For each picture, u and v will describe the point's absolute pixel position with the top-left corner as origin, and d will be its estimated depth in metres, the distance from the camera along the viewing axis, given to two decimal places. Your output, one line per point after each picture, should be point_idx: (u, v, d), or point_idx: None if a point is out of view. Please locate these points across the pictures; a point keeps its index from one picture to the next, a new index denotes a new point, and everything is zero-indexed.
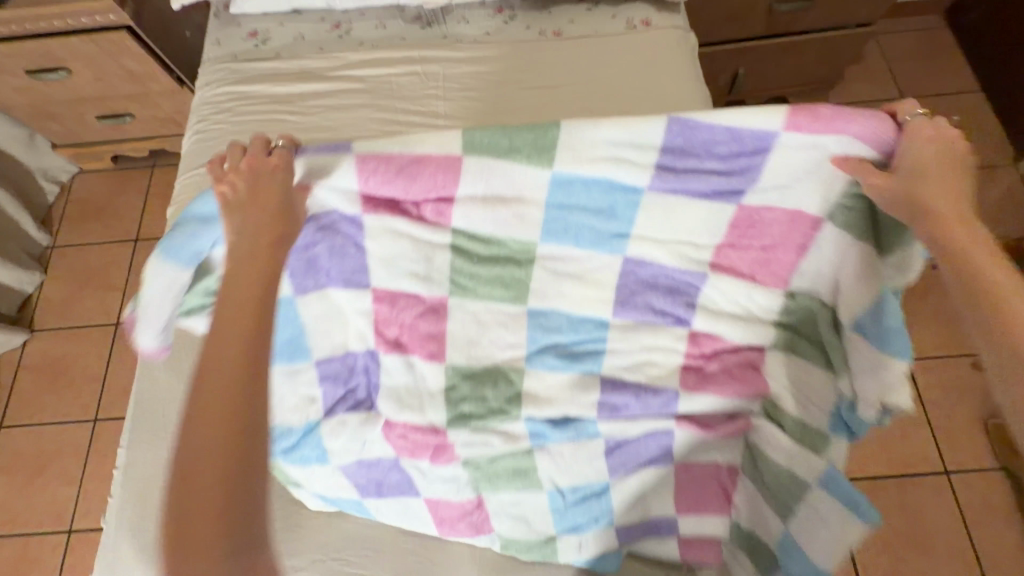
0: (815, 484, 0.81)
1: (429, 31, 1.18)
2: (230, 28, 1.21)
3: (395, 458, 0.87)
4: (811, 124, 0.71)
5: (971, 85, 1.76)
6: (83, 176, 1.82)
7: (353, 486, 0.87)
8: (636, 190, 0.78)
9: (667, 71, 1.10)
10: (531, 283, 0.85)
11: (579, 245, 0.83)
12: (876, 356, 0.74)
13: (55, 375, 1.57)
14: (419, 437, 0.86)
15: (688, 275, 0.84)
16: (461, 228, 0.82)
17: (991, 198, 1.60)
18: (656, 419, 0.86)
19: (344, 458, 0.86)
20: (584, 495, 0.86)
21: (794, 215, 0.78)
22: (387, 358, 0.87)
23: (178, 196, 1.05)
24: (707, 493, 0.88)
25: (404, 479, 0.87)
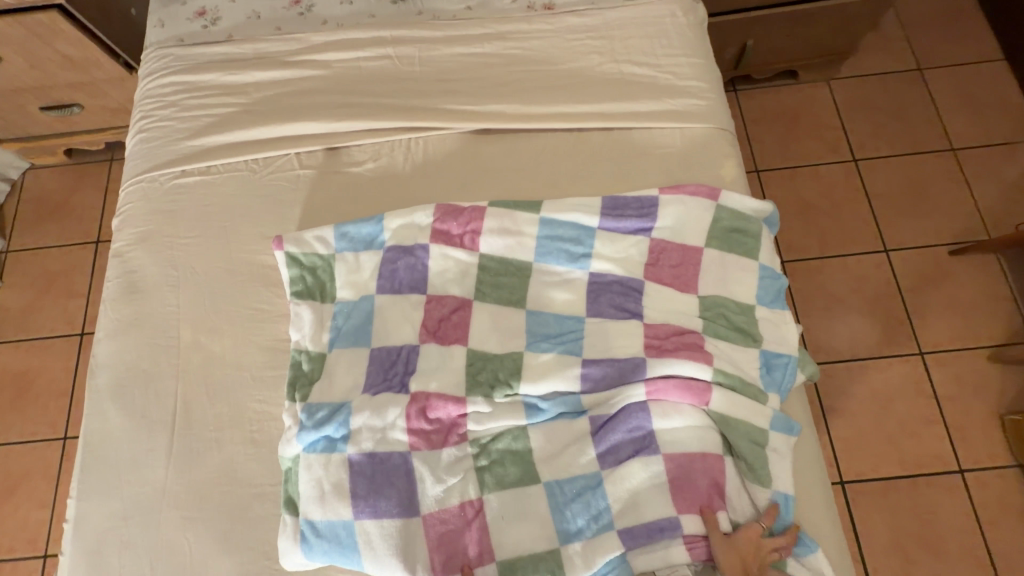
0: (771, 429, 0.71)
1: (401, 8, 1.04)
2: (173, 6, 1.06)
3: (407, 452, 0.71)
4: (697, 188, 0.83)
5: (992, 53, 1.63)
6: (35, 172, 1.66)
7: (349, 494, 0.70)
8: (588, 232, 0.82)
9: (672, 48, 0.97)
10: (528, 291, 0.80)
11: (560, 261, 0.81)
12: (775, 316, 0.79)
13: (18, 390, 1.47)
14: (442, 419, 0.72)
15: (631, 281, 0.80)
16: (487, 253, 0.82)
17: (1011, 177, 1.50)
18: (630, 396, 0.72)
19: (360, 445, 0.71)
20: (578, 489, 0.69)
21: (687, 247, 0.81)
22: (428, 347, 0.76)
23: (123, 206, 0.93)
24: (702, 488, 0.68)
25: (410, 488, 0.70)
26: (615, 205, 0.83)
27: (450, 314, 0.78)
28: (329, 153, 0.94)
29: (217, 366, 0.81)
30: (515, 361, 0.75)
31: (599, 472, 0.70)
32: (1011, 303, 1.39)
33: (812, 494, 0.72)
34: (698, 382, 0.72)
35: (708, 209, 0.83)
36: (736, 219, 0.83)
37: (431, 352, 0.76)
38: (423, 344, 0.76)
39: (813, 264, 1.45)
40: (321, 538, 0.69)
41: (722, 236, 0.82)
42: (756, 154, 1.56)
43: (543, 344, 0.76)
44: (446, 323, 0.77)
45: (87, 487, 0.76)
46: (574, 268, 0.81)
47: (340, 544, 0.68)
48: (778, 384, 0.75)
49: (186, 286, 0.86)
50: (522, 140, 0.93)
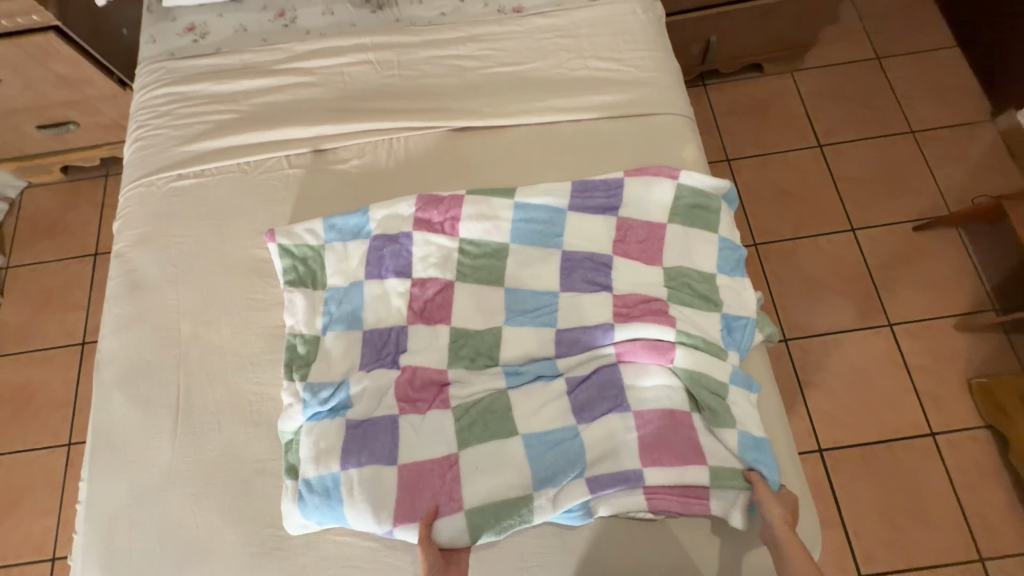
0: (731, 383, 0.77)
1: (381, 16, 1.10)
2: (164, 22, 1.12)
3: (395, 415, 0.76)
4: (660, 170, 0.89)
5: (946, 41, 1.72)
6: (31, 190, 1.71)
7: (341, 451, 0.75)
8: (560, 213, 0.88)
9: (636, 44, 1.04)
10: (506, 270, 0.86)
11: (534, 242, 0.87)
12: (734, 284, 0.85)
13: (20, 401, 1.50)
14: (429, 386, 0.78)
15: (602, 257, 0.86)
16: (467, 237, 0.87)
17: (970, 156, 1.57)
18: (603, 358, 0.79)
19: (357, 411, 0.77)
20: (554, 441, 0.75)
21: (652, 224, 0.87)
22: (417, 327, 0.82)
23: (123, 209, 0.98)
24: (670, 440, 0.73)
25: (394, 446, 0.75)
26: (584, 189, 0.89)
27: (435, 295, 0.84)
28: (316, 153, 1.00)
29: (216, 354, 0.86)
30: (495, 336, 0.81)
31: (575, 428, 0.75)
32: (975, 274, 1.45)
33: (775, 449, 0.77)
34: (664, 343, 0.78)
35: (670, 188, 0.89)
36: (696, 195, 0.89)
37: (420, 331, 0.82)
38: (411, 324, 0.82)
39: (786, 246, 1.52)
40: (314, 494, 0.73)
41: (683, 212, 0.88)
42: (727, 144, 1.64)
43: (521, 319, 0.82)
44: (431, 304, 0.84)
45: (97, 471, 0.81)
46: (548, 247, 0.87)
47: (330, 500, 0.73)
48: (738, 343, 0.81)
49: (184, 282, 0.91)
50: (497, 133, 0.99)
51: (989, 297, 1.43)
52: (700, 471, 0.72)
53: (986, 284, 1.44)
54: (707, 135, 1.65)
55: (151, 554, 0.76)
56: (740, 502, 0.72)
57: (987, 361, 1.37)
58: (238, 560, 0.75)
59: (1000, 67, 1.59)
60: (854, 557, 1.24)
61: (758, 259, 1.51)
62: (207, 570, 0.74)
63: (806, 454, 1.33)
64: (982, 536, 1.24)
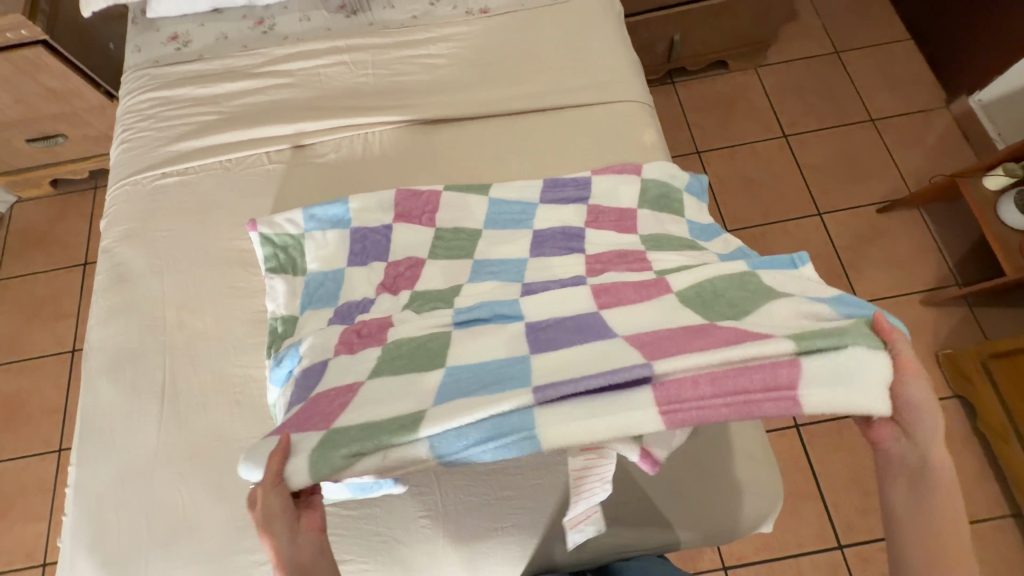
0: (756, 269, 0.68)
1: (355, 20, 1.16)
2: (148, 33, 1.17)
3: (328, 358, 0.72)
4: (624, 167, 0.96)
5: (901, 35, 1.81)
6: (21, 205, 1.75)
7: (286, 404, 0.71)
8: (531, 206, 0.93)
9: (595, 39, 1.10)
10: (477, 249, 0.89)
11: (505, 228, 0.91)
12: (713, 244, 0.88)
13: (10, 410, 1.52)
14: (369, 331, 0.73)
15: (571, 234, 0.89)
16: (443, 226, 0.91)
17: (928, 141, 1.65)
18: (568, 292, 0.69)
19: (303, 364, 0.74)
20: (486, 370, 0.59)
21: (624, 210, 0.92)
22: (382, 297, 0.83)
23: (109, 208, 1.02)
24: (653, 342, 0.55)
25: (312, 382, 0.70)
26: (555, 185, 0.94)
27: (405, 270, 0.86)
28: (295, 148, 1.05)
29: (201, 339, 0.89)
30: (455, 291, 0.82)
31: (526, 353, 0.59)
32: (938, 252, 1.51)
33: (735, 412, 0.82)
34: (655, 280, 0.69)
35: (636, 182, 0.94)
36: (661, 186, 0.94)
37: (386, 300, 0.83)
38: (378, 296, 0.84)
39: (756, 231, 1.57)
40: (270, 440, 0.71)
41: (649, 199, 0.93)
42: (697, 138, 1.70)
43: (487, 277, 0.84)
44: (401, 278, 0.86)
45: (86, 455, 0.83)
46: (518, 231, 0.91)
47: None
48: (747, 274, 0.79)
49: (169, 273, 0.94)
50: (468, 126, 1.04)
51: (952, 273, 1.49)
52: (783, 343, 0.50)
53: (949, 260, 1.50)
54: (677, 130, 1.72)
55: (140, 531, 0.78)
56: (886, 363, 0.50)
57: (952, 333, 1.43)
58: (225, 533, 0.77)
59: (951, 57, 1.68)
60: (833, 528, 1.28)
61: None
62: (193, 544, 0.77)
63: (784, 430, 1.37)
64: None
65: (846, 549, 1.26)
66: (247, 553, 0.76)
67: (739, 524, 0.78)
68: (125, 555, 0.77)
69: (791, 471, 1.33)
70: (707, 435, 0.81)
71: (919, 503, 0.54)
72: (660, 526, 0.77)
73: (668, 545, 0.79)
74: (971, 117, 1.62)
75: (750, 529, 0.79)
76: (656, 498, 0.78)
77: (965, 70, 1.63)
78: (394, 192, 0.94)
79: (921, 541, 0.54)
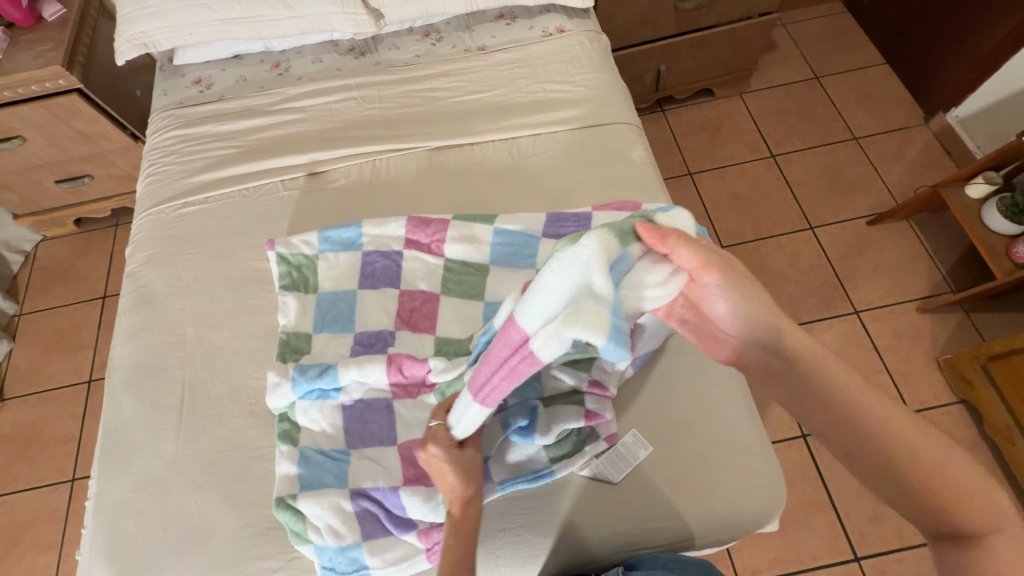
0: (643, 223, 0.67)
1: (363, 60, 1.26)
2: (174, 78, 1.28)
3: (390, 399, 0.84)
4: (622, 206, 0.96)
5: (875, 59, 1.91)
6: (46, 243, 1.84)
7: (344, 432, 0.82)
8: (534, 237, 0.95)
9: (584, 69, 1.19)
10: (486, 286, 0.93)
11: (508, 264, 0.94)
12: None
13: (28, 441, 1.55)
14: (415, 374, 0.84)
15: None
16: (452, 257, 0.95)
17: (909, 155, 1.72)
18: None
19: (352, 394, 0.84)
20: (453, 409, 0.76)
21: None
22: (402, 332, 0.90)
23: (135, 236, 1.09)
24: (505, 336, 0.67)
25: (390, 423, 0.82)
26: (556, 219, 0.95)
27: (420, 305, 0.92)
28: (307, 174, 1.12)
29: (219, 354, 0.94)
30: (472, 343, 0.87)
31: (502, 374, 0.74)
32: (929, 260, 1.56)
33: (730, 414, 0.84)
34: None
35: None
36: None
37: (406, 336, 0.89)
38: (397, 330, 0.90)
39: (750, 246, 1.62)
40: (369, 508, 0.77)
41: None
42: (687, 160, 1.78)
43: None
44: (417, 312, 0.91)
45: (106, 467, 0.86)
46: (524, 268, 0.93)
47: (335, 460, 0.80)
48: None
49: (190, 293, 1.00)
50: (469, 150, 1.11)
51: (945, 280, 1.53)
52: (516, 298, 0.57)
53: (941, 268, 1.55)
54: (668, 154, 1.80)
55: (157, 540, 0.80)
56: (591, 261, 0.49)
57: (950, 339, 1.45)
58: (239, 537, 0.79)
59: (924, 79, 1.77)
60: (847, 539, 1.26)
61: None
62: (208, 551, 0.79)
63: (792, 441, 1.37)
64: None
65: (863, 562, 1.24)
66: (259, 560, 0.78)
67: (744, 518, 0.79)
68: (141, 564, 0.79)
69: (800, 481, 1.33)
70: (704, 430, 0.83)
71: (813, 391, 0.59)
72: (665, 520, 0.78)
73: (680, 542, 0.79)
74: (949, 132, 1.70)
75: (754, 525, 0.80)
76: (660, 493, 0.80)
77: (937, 89, 1.73)
78: (405, 218, 0.98)
79: (850, 431, 0.56)
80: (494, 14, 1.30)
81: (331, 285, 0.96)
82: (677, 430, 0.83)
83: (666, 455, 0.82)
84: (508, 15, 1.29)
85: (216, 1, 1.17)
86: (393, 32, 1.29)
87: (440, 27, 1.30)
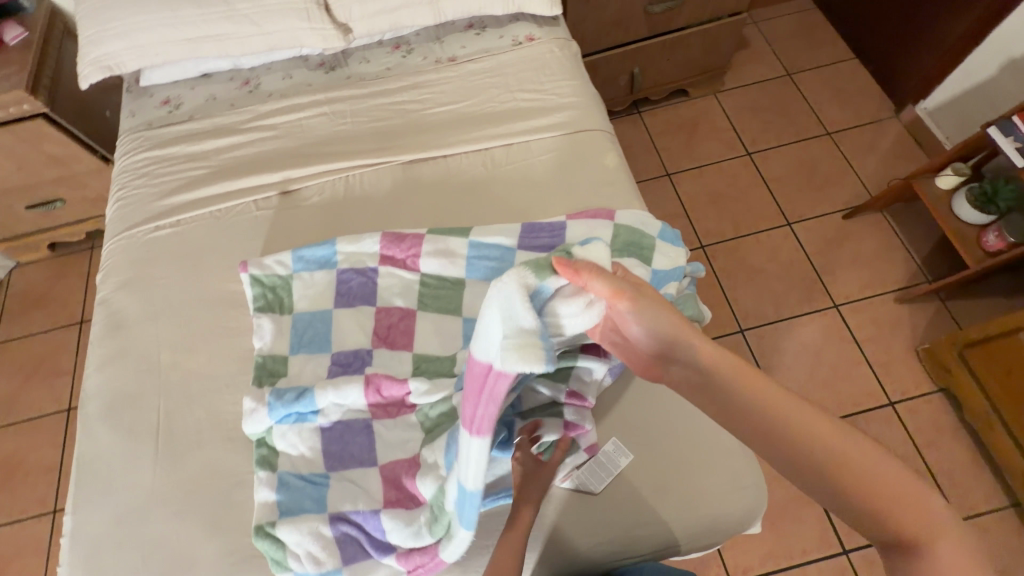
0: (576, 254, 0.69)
1: (333, 75, 1.25)
2: (143, 98, 1.26)
3: (369, 419, 0.83)
4: (596, 214, 0.96)
5: (845, 54, 1.94)
6: (20, 269, 1.80)
7: (323, 455, 0.82)
8: (510, 249, 0.95)
9: (555, 76, 1.20)
10: (463, 301, 0.93)
11: (484, 277, 0.94)
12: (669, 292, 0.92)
13: (7, 472, 1.51)
14: (394, 395, 0.84)
15: None
16: (428, 272, 0.95)
17: (881, 149, 1.75)
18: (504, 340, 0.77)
19: (330, 416, 0.83)
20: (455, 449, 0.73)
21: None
22: (379, 350, 0.89)
23: (106, 262, 1.07)
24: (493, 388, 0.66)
25: (370, 444, 0.82)
26: (531, 229, 0.95)
27: (398, 321, 0.92)
28: (280, 192, 1.11)
29: (195, 379, 0.92)
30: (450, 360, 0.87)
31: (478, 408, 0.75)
32: (904, 252, 1.58)
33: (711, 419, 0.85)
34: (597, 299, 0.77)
35: (608, 227, 0.94)
36: (631, 232, 0.94)
37: (383, 354, 0.89)
38: (374, 348, 0.90)
39: (730, 244, 1.64)
40: (349, 532, 0.76)
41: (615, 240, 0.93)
42: (665, 160, 1.79)
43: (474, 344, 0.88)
44: (395, 329, 0.91)
45: (83, 500, 0.84)
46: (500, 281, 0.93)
47: (316, 484, 0.80)
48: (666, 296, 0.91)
49: (164, 318, 0.98)
50: (443, 162, 1.11)
51: (921, 270, 1.55)
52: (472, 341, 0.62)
53: (916, 258, 1.57)
54: (646, 155, 1.81)
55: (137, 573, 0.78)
56: (513, 298, 0.54)
57: (928, 328, 1.48)
58: (221, 566, 0.78)
59: (893, 72, 1.80)
60: (835, 531, 1.27)
61: (707, 260, 1.62)
62: None
63: None
64: (952, 494, 1.29)
65: (853, 554, 1.25)
66: None
67: (729, 520, 0.80)
68: None
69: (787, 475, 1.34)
70: (686, 434, 0.84)
71: (735, 402, 0.50)
72: (650, 527, 0.79)
73: (669, 548, 0.79)
74: (919, 124, 1.73)
75: (740, 527, 0.81)
76: (644, 501, 0.80)
77: (906, 82, 1.75)
78: (380, 234, 0.97)
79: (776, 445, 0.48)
80: (464, 24, 1.30)
81: (307, 305, 0.95)
82: (659, 437, 0.83)
83: (648, 462, 0.82)
84: (478, 24, 1.29)
85: (180, 20, 1.15)
86: (364, 46, 1.29)
87: (411, 38, 1.29)
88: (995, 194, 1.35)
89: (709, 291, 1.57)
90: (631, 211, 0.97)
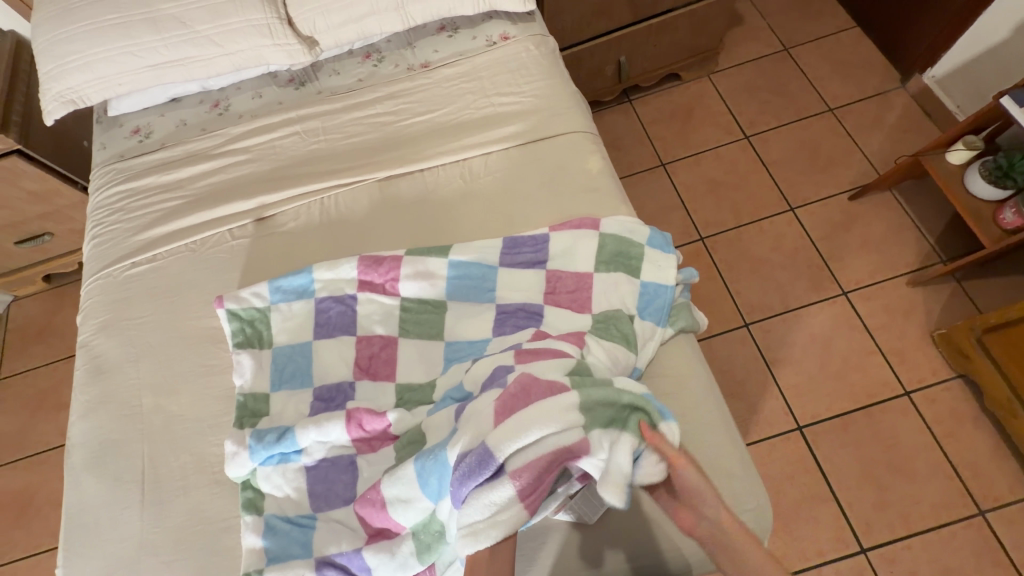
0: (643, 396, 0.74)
1: (304, 91, 1.21)
2: (113, 129, 1.23)
3: (354, 455, 0.80)
4: (578, 223, 0.91)
5: (846, 23, 1.84)
6: (18, 302, 1.80)
7: (309, 495, 0.80)
8: (491, 266, 0.91)
9: (534, 76, 1.14)
10: (446, 324, 0.89)
11: (468, 298, 0.90)
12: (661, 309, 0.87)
13: (21, 507, 1.53)
14: (377, 430, 0.80)
15: (529, 304, 0.88)
16: (407, 296, 0.91)
17: (888, 123, 1.66)
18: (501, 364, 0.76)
19: (314, 454, 0.81)
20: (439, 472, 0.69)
21: (581, 274, 0.88)
22: (362, 382, 0.86)
23: (86, 303, 1.05)
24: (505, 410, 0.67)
25: (354, 481, 0.79)
26: (513, 245, 0.91)
27: (379, 351, 0.88)
28: (255, 220, 1.07)
29: (178, 422, 0.90)
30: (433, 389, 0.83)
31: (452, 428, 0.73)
32: (916, 231, 1.50)
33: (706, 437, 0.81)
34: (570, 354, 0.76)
35: (593, 237, 0.90)
36: (619, 241, 0.90)
37: (366, 387, 0.86)
38: (357, 380, 0.87)
39: (730, 234, 1.57)
40: None
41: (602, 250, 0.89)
42: (660, 150, 1.72)
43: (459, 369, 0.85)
44: (377, 359, 0.88)
45: (72, 553, 0.83)
46: (483, 303, 0.89)
47: (302, 527, 0.78)
48: (658, 310, 0.86)
49: (145, 359, 0.96)
50: (420, 177, 1.07)
51: (935, 250, 1.48)
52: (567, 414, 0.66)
53: (929, 238, 1.50)
54: (639, 145, 1.74)
55: None
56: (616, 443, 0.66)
57: (944, 311, 1.41)
58: None
59: (898, 40, 1.70)
60: (853, 530, 1.23)
61: (707, 252, 1.56)
62: None
63: (789, 434, 1.33)
64: (974, 485, 1.24)
65: (870, 553, 1.21)
66: None
67: None
68: None
69: (800, 475, 1.29)
70: None
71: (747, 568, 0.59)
72: (651, 555, 0.76)
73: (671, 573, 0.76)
74: (928, 93, 1.63)
75: None
76: (642, 529, 0.77)
77: (912, 49, 1.65)
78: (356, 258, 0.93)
79: None
80: (436, 26, 1.24)
81: (287, 338, 0.92)
82: None
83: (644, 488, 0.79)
84: (450, 26, 1.24)
85: (139, 46, 1.11)
86: (334, 57, 1.24)
87: (382, 45, 1.24)
88: (1012, 167, 1.25)
89: (711, 286, 1.51)
90: (617, 218, 0.92)
